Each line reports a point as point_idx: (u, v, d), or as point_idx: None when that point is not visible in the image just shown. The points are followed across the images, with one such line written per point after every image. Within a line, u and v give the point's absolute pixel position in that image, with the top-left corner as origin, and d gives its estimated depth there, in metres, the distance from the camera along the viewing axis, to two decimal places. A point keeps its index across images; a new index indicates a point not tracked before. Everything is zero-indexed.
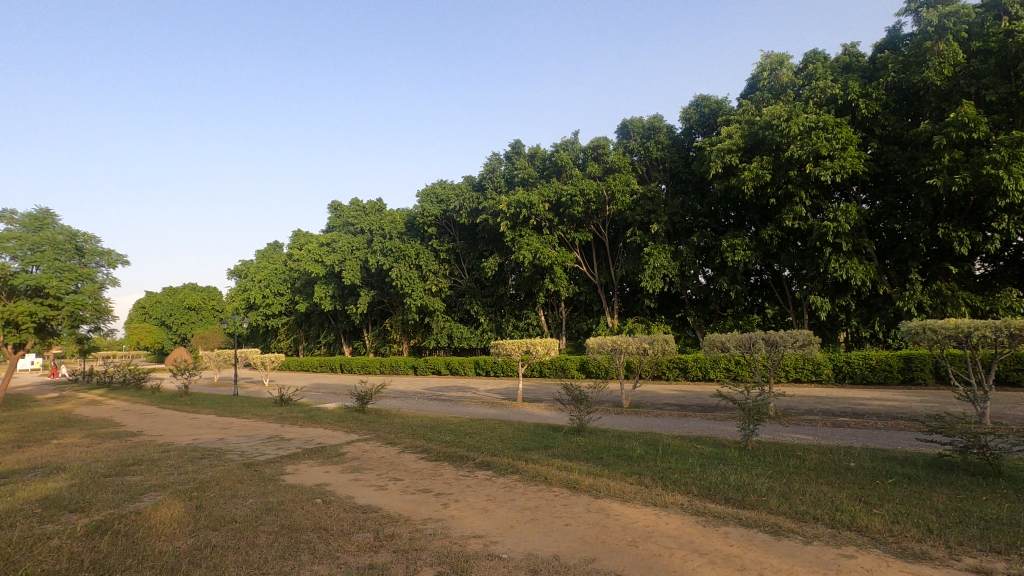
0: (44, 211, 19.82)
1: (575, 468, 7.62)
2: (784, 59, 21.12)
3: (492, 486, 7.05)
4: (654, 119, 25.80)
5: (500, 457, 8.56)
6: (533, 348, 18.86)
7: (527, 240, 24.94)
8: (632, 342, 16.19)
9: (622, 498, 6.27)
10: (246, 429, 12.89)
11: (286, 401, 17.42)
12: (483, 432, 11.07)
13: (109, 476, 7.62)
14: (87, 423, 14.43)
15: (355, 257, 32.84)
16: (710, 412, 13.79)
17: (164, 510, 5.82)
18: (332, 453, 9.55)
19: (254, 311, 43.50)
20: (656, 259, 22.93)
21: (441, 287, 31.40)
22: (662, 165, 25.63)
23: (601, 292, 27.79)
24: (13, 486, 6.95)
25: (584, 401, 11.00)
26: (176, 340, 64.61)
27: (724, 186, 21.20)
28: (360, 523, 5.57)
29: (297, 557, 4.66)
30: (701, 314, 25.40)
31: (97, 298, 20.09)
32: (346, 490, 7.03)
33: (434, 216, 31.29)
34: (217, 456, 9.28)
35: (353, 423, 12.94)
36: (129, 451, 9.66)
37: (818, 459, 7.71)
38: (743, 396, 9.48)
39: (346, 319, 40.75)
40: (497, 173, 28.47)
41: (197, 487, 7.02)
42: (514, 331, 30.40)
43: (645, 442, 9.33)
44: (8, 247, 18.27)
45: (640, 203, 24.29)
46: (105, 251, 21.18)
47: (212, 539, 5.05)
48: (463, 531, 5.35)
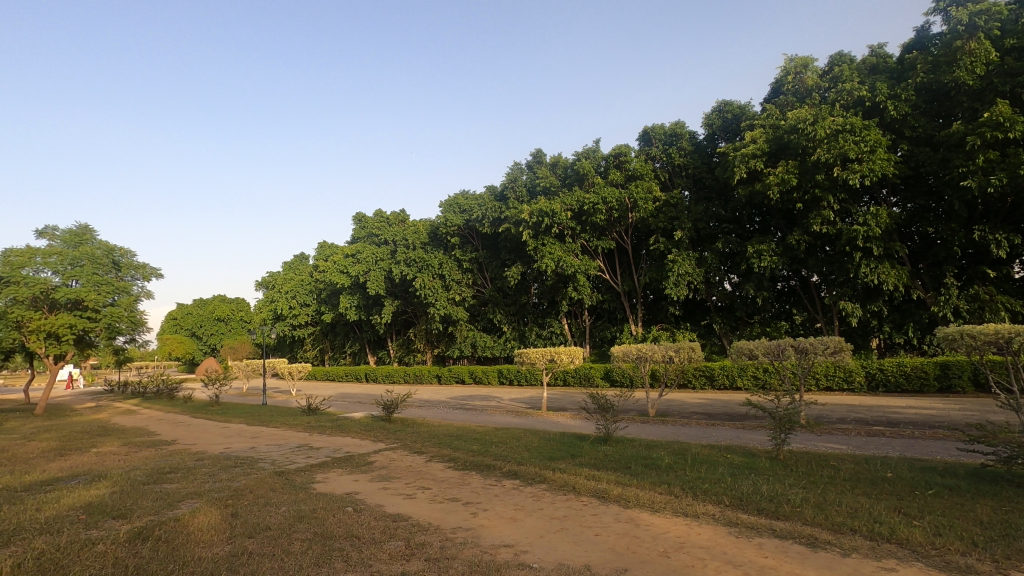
0: (83, 227, 20.60)
1: (603, 478, 7.58)
2: (808, 62, 20.79)
3: (520, 495, 7.07)
4: (675, 126, 25.61)
5: (527, 466, 8.55)
6: (556, 356, 18.78)
7: (550, 248, 24.98)
8: (657, 350, 16.04)
9: (652, 508, 6.21)
10: (277, 438, 13.13)
11: (313, 411, 17.66)
12: (509, 441, 11.08)
13: (148, 483, 7.84)
14: (124, 432, 14.87)
15: (379, 268, 33.30)
16: (738, 420, 13.58)
17: (201, 517, 5.97)
18: (360, 462, 9.66)
19: (281, 321, 44.35)
20: (680, 266, 22.78)
21: (464, 296, 31.56)
22: (685, 171, 25.45)
23: (624, 299, 27.63)
24: (57, 493, 7.20)
25: (609, 409, 10.92)
26: (207, 351, 66.07)
27: (749, 191, 20.93)
28: (391, 532, 5.63)
29: (331, 565, 4.73)
30: (727, 321, 25.06)
31: (132, 310, 20.80)
32: (376, 499, 7.12)
33: (456, 226, 31.54)
34: (250, 465, 9.48)
35: (380, 433, 13.09)
36: (166, 459, 9.94)
37: (853, 469, 7.53)
38: (773, 404, 9.32)
39: (370, 329, 41.26)
40: (519, 182, 28.70)
41: (233, 495, 7.19)
42: (537, 339, 30.45)
43: (673, 451, 9.25)
44: (50, 262, 19.00)
45: (663, 210, 24.14)
46: (140, 265, 21.96)
47: (248, 546, 5.16)
48: (492, 541, 5.36)
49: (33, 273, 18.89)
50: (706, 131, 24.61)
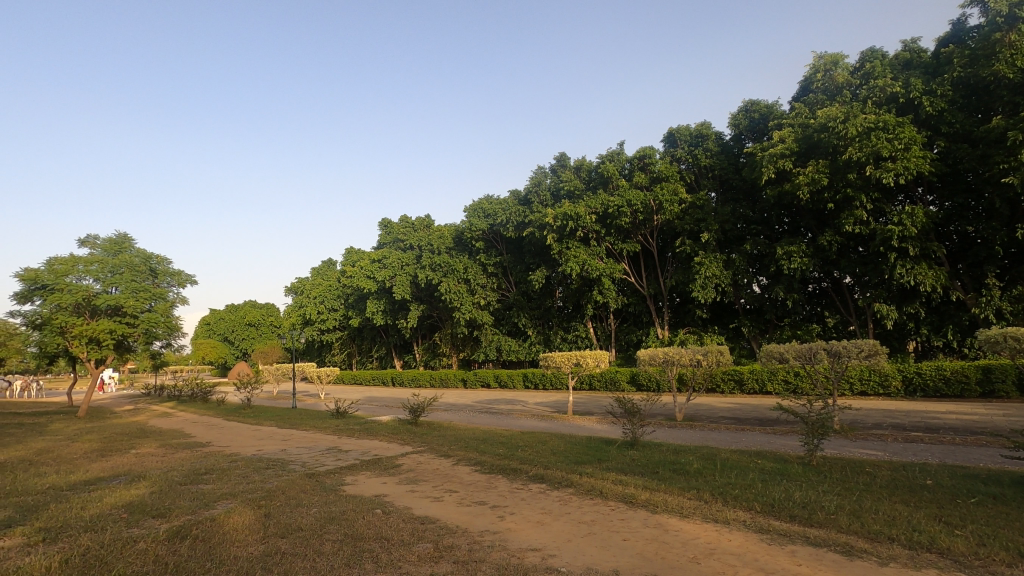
0: (122, 235, 21.35)
1: (631, 482, 7.51)
2: (839, 58, 20.34)
3: (547, 499, 7.05)
4: (701, 126, 25.32)
5: (553, 470, 8.54)
6: (582, 360, 18.68)
7: (574, 252, 24.91)
8: (685, 354, 15.79)
9: (681, 514, 6.14)
10: (307, 441, 13.36)
11: (341, 414, 17.94)
12: (535, 445, 11.06)
13: (184, 484, 8.08)
14: (160, 435, 15.32)
15: (405, 273, 33.69)
16: (769, 426, 13.30)
17: (235, 517, 6.12)
18: (388, 464, 9.78)
19: (310, 326, 45.19)
20: (707, 268, 22.45)
21: (489, 300, 31.68)
22: (711, 172, 25.09)
23: (650, 302, 27.38)
24: (100, 492, 7.48)
25: (636, 414, 10.81)
26: (239, 355, 67.67)
27: (777, 192, 20.54)
28: (420, 534, 5.69)
29: (361, 566, 4.80)
30: (756, 324, 24.61)
31: (168, 316, 21.46)
32: (404, 501, 7.19)
33: (481, 230, 31.74)
34: (281, 467, 9.67)
35: (407, 436, 13.21)
36: (201, 461, 10.23)
37: (890, 476, 7.31)
38: (805, 409, 9.09)
39: (396, 333, 41.73)
40: (543, 186, 28.69)
41: (266, 496, 7.35)
42: (562, 343, 30.38)
43: (701, 456, 9.12)
44: (91, 270, 19.76)
45: (689, 212, 23.86)
46: (176, 272, 22.62)
47: (281, 547, 5.27)
48: (520, 544, 5.38)
49: (76, 280, 19.64)
50: (733, 131, 24.26)
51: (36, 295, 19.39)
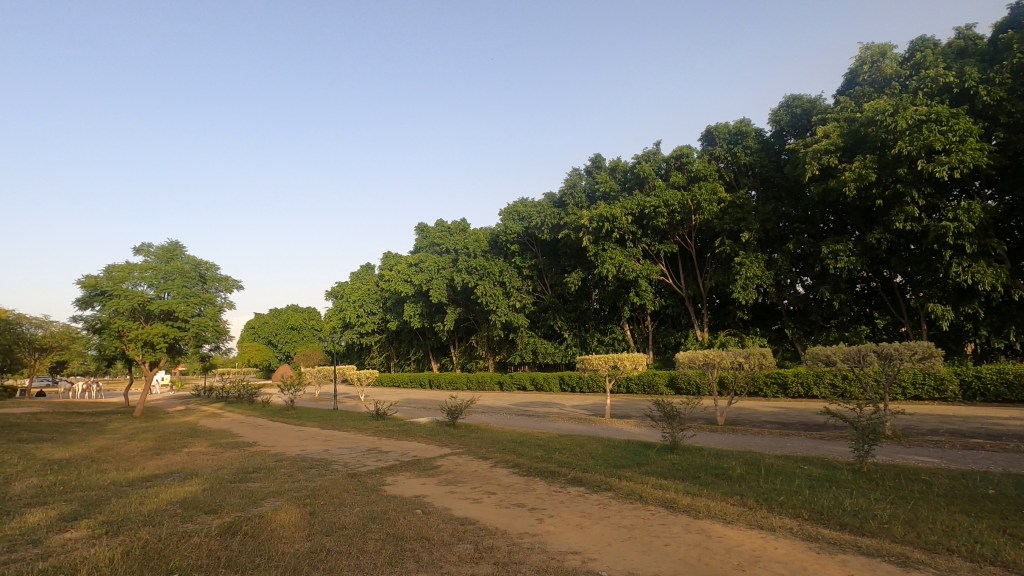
0: (173, 243, 22.29)
1: (671, 487, 7.38)
2: (886, 49, 19.59)
3: (586, 502, 7.01)
4: (740, 124, 24.81)
5: (592, 474, 8.47)
6: (620, 363, 18.44)
7: (610, 253, 24.65)
8: (726, 356, 15.41)
9: (724, 520, 6.00)
10: (348, 442, 13.67)
11: (381, 415, 18.27)
12: (572, 448, 11.02)
13: (233, 482, 8.39)
14: (210, 434, 15.94)
15: (441, 277, 34.11)
16: (816, 431, 12.85)
17: (282, 514, 6.31)
18: (427, 466, 9.90)
19: (349, 329, 46.24)
20: (748, 268, 21.90)
21: (524, 303, 31.71)
22: (751, 170, 24.50)
23: (689, 304, 26.91)
24: (157, 489, 7.86)
25: (676, 417, 10.62)
26: (282, 358, 69.74)
27: (822, 189, 19.91)
28: (459, 535, 5.74)
29: (403, 565, 4.88)
30: (801, 325, 23.88)
31: (216, 320, 22.30)
32: (444, 502, 7.28)
33: (516, 233, 31.89)
34: (324, 467, 9.93)
35: (445, 438, 13.33)
36: (249, 460, 10.58)
37: (948, 484, 6.96)
38: (855, 413, 8.75)
39: (433, 336, 42.24)
40: (578, 188, 28.54)
41: (310, 495, 7.56)
42: (599, 346, 30.12)
43: (744, 461, 8.89)
44: (145, 276, 20.71)
45: (728, 211, 23.33)
46: (223, 278, 23.46)
47: (326, 544, 5.41)
48: (559, 547, 5.36)
49: (132, 286, 20.61)
50: (773, 128, 23.62)
51: (96, 301, 20.48)
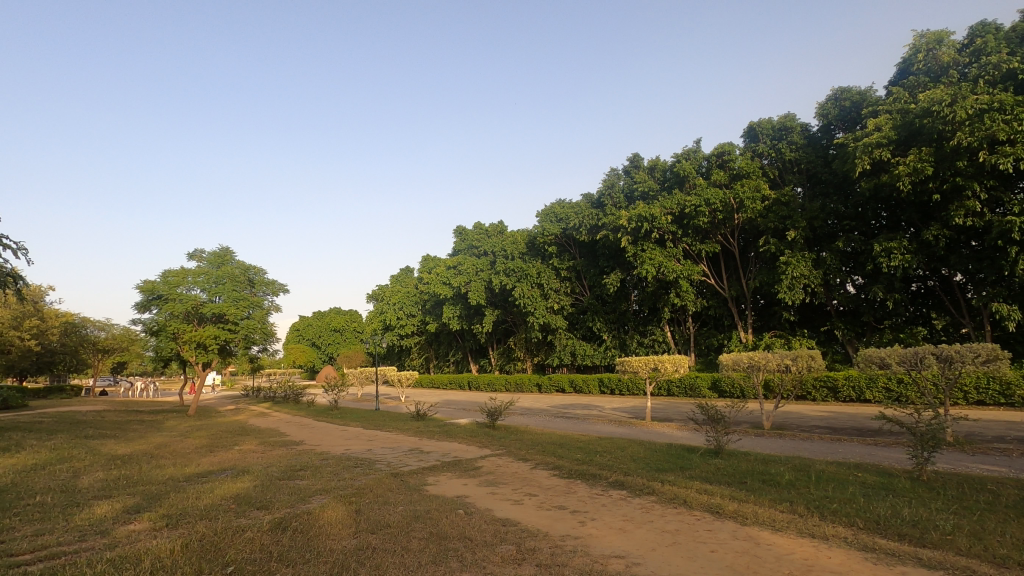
0: (224, 249, 23.21)
1: (716, 492, 7.21)
2: (943, 36, 18.62)
3: (628, 506, 6.93)
4: (785, 119, 24.09)
5: (634, 477, 8.36)
6: (660, 365, 18.12)
7: (649, 254, 24.28)
8: (772, 358, 14.94)
9: (773, 527, 5.82)
10: (390, 442, 13.92)
11: (421, 416, 18.52)
12: (613, 451, 10.90)
13: (282, 479, 8.67)
14: (259, 433, 16.50)
15: (479, 279, 34.39)
16: (870, 437, 12.32)
17: (329, 512, 6.48)
18: (468, 466, 9.98)
19: (390, 331, 47.12)
20: (794, 267, 21.19)
21: (562, 304, 31.59)
22: (797, 166, 23.73)
23: (732, 305, 26.25)
24: (212, 484, 8.20)
25: (720, 421, 10.37)
26: (325, 360, 71.57)
27: (873, 184, 19.09)
28: (502, 536, 5.76)
29: (446, 564, 4.93)
30: (852, 327, 22.92)
31: (264, 323, 23.11)
32: (485, 503, 7.32)
33: (553, 235, 31.82)
34: (368, 466, 10.13)
35: (485, 439, 13.42)
36: (295, 458, 10.91)
37: (1018, 495, 6.55)
38: (914, 418, 8.34)
39: (471, 338, 42.58)
40: (616, 189, 28.25)
41: (356, 493, 7.75)
42: (638, 348, 29.72)
43: (794, 466, 8.60)
44: (198, 281, 21.66)
45: (773, 210, 22.62)
46: (270, 282, 24.28)
47: (372, 541, 5.53)
48: (602, 550, 5.31)
49: (186, 290, 21.59)
50: (820, 122, 22.79)
51: (154, 304, 21.56)
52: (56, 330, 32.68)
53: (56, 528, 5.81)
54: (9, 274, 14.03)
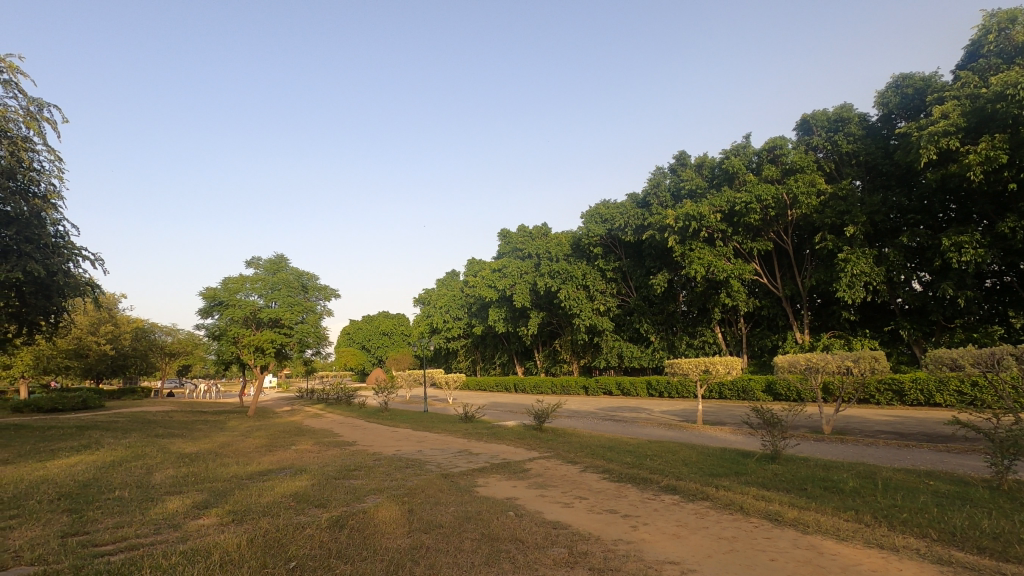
0: (279, 256, 24.11)
1: (775, 499, 6.95)
2: (1017, 14, 17.24)
3: (681, 511, 6.78)
4: (841, 110, 23.08)
5: (686, 482, 8.16)
6: (711, 367, 17.62)
7: (698, 253, 23.70)
8: (831, 359, 14.29)
9: (837, 536, 5.57)
10: (440, 443, 14.11)
11: (469, 419, 18.68)
12: (665, 455, 10.69)
13: (338, 479, 8.94)
14: (314, 434, 17.05)
15: (524, 282, 34.53)
16: (942, 443, 11.59)
17: (383, 511, 6.63)
18: (517, 469, 10.00)
19: (437, 334, 47.82)
20: (854, 265, 20.21)
21: (609, 306, 31.24)
22: (856, 159, 22.69)
23: (786, 305, 25.28)
24: (272, 482, 8.55)
25: (777, 424, 10.01)
26: (375, 363, 73.30)
27: (941, 175, 18.02)
28: (553, 538, 5.75)
29: (499, 566, 4.97)
30: (919, 326, 21.67)
31: (317, 327, 23.91)
32: (535, 505, 7.32)
33: (598, 236, 31.47)
34: (419, 467, 10.30)
35: (532, 442, 13.43)
36: (349, 458, 11.22)
37: None
38: (991, 423, 7.80)
39: (517, 340, 42.70)
40: (662, 188, 27.78)
41: (408, 493, 7.91)
42: (688, 349, 29.05)
43: (858, 473, 8.20)
44: (255, 288, 22.58)
45: (829, 204, 21.65)
46: (322, 287, 25.07)
47: (426, 541, 5.62)
48: (656, 556, 5.21)
49: (245, 296, 22.56)
50: (879, 112, 21.70)
51: (215, 310, 22.61)
52: (128, 335, 34.82)
53: (133, 522, 6.19)
54: (87, 283, 15.10)
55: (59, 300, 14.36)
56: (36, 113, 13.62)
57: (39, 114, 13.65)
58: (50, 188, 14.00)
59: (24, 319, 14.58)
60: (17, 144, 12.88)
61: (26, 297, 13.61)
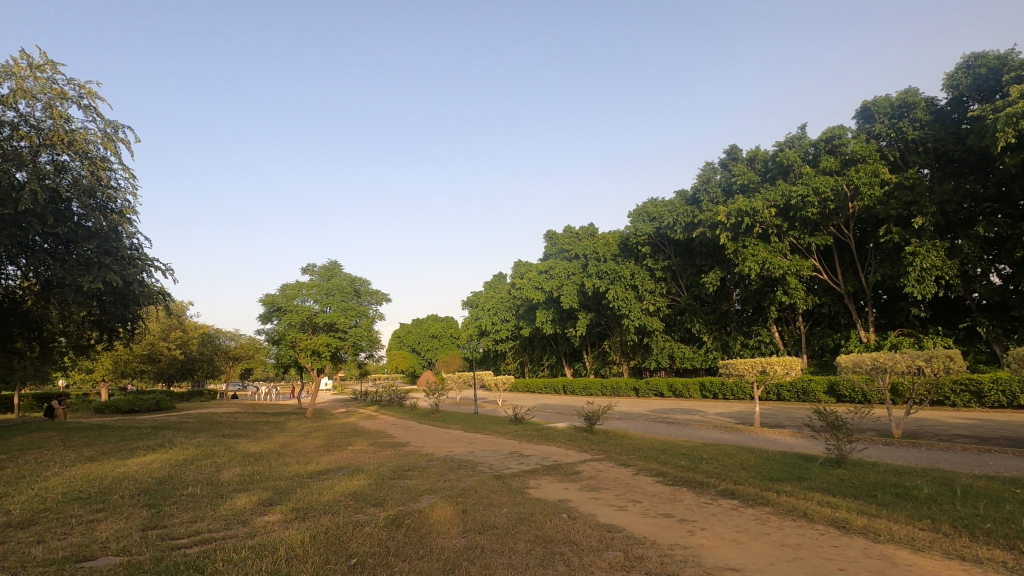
0: (332, 263, 24.93)
1: (842, 505, 6.64)
2: None
3: (741, 516, 6.57)
4: (906, 94, 21.87)
5: (746, 487, 7.90)
6: (769, 367, 16.98)
7: (752, 250, 22.91)
8: (899, 358, 13.52)
9: (912, 547, 5.25)
10: (491, 445, 14.22)
11: (519, 420, 18.76)
12: (721, 458, 10.40)
13: (393, 478, 9.18)
14: (369, 435, 17.52)
15: (572, 283, 34.42)
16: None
17: (438, 511, 6.74)
18: (569, 470, 9.97)
19: (485, 337, 48.30)
20: (923, 258, 19.08)
21: (659, 306, 30.66)
22: (924, 145, 21.42)
23: (849, 301, 24.11)
24: (331, 481, 8.87)
25: (842, 427, 9.57)
26: (425, 365, 74.73)
27: (1020, 159, 16.76)
28: (607, 541, 5.70)
29: (554, 567, 4.97)
30: (998, 323, 20.20)
31: (370, 330, 24.59)
32: (588, 508, 7.27)
33: (646, 235, 30.96)
34: (471, 468, 10.42)
35: (584, 443, 13.35)
36: (403, 459, 11.47)
37: None
38: None
39: (565, 341, 42.54)
40: (713, 183, 27.12)
41: (461, 494, 8.01)
42: (743, 349, 28.14)
43: (933, 480, 7.72)
44: (311, 294, 23.41)
45: (894, 195, 20.51)
46: (374, 291, 25.75)
47: (481, 541, 5.68)
48: (715, 562, 5.07)
49: (301, 302, 23.46)
50: (949, 95, 20.40)
51: (275, 316, 23.62)
52: (196, 340, 36.84)
53: (206, 517, 6.55)
54: (159, 292, 16.08)
55: (135, 309, 15.34)
56: (113, 134, 14.64)
57: (116, 135, 14.67)
58: (126, 204, 15.01)
59: (105, 327, 15.69)
60: (96, 164, 13.88)
61: (106, 306, 14.61)
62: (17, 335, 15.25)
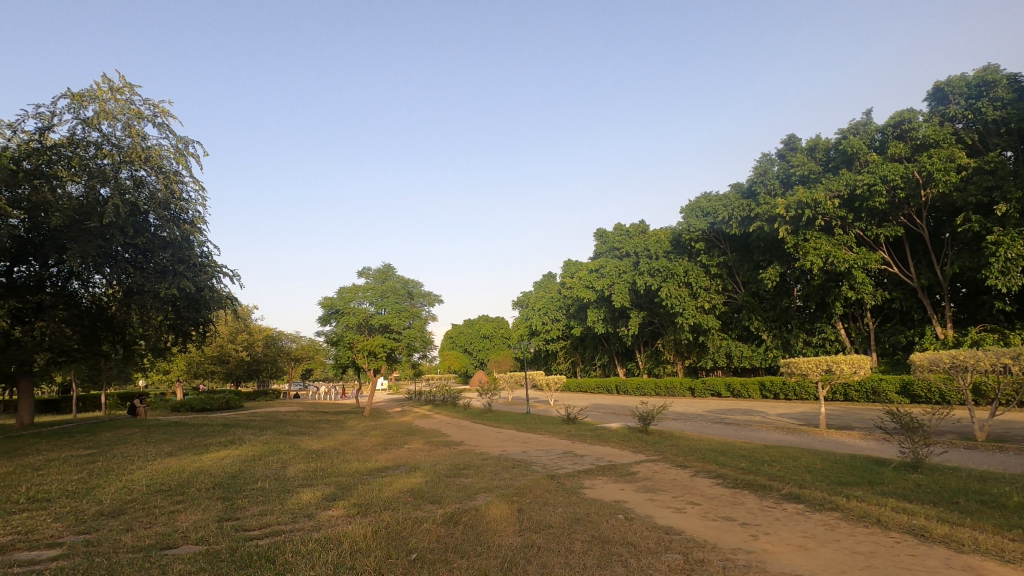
0: (386, 266, 25.58)
1: (919, 512, 6.26)
2: None
3: (808, 522, 6.29)
4: (985, 72, 20.32)
5: (813, 491, 7.55)
6: (835, 366, 16.15)
7: (814, 243, 21.89)
8: (981, 356, 12.57)
9: (1001, 558, 4.88)
10: (544, 444, 14.21)
11: (572, 420, 18.68)
12: (785, 460, 9.99)
13: (449, 476, 9.34)
14: (425, 433, 17.91)
15: (624, 281, 33.97)
16: None
17: (494, 509, 6.82)
18: (624, 471, 9.85)
19: (536, 336, 48.37)
20: (1009, 247, 17.66)
21: (714, 303, 29.76)
22: (1006, 126, 19.84)
23: (924, 296, 22.64)
24: (390, 478, 9.12)
25: (917, 429, 9.01)
26: (477, 365, 75.63)
27: None
28: (666, 544, 5.59)
29: (612, 568, 4.93)
30: None
31: (423, 331, 25.08)
32: (645, 509, 7.16)
33: (700, 230, 30.18)
34: (525, 467, 10.46)
35: (638, 444, 13.15)
36: (458, 457, 11.65)
37: None
38: None
39: (617, 341, 42.01)
40: (770, 174, 26.10)
41: (516, 492, 8.06)
42: (805, 348, 26.94)
43: (1023, 487, 7.15)
44: (366, 296, 24.12)
45: (973, 180, 19.08)
46: (427, 293, 26.25)
47: (537, 540, 5.70)
48: (780, 569, 4.89)
49: (357, 304, 24.20)
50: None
51: (333, 318, 24.51)
52: (260, 342, 38.61)
53: (275, 510, 6.88)
54: (228, 297, 17.00)
55: (207, 312, 16.28)
56: (184, 149, 15.59)
57: (186, 150, 15.62)
58: (197, 214, 15.96)
59: (180, 330, 16.72)
60: (169, 178, 14.82)
61: (180, 310, 15.58)
62: (103, 338, 16.47)
